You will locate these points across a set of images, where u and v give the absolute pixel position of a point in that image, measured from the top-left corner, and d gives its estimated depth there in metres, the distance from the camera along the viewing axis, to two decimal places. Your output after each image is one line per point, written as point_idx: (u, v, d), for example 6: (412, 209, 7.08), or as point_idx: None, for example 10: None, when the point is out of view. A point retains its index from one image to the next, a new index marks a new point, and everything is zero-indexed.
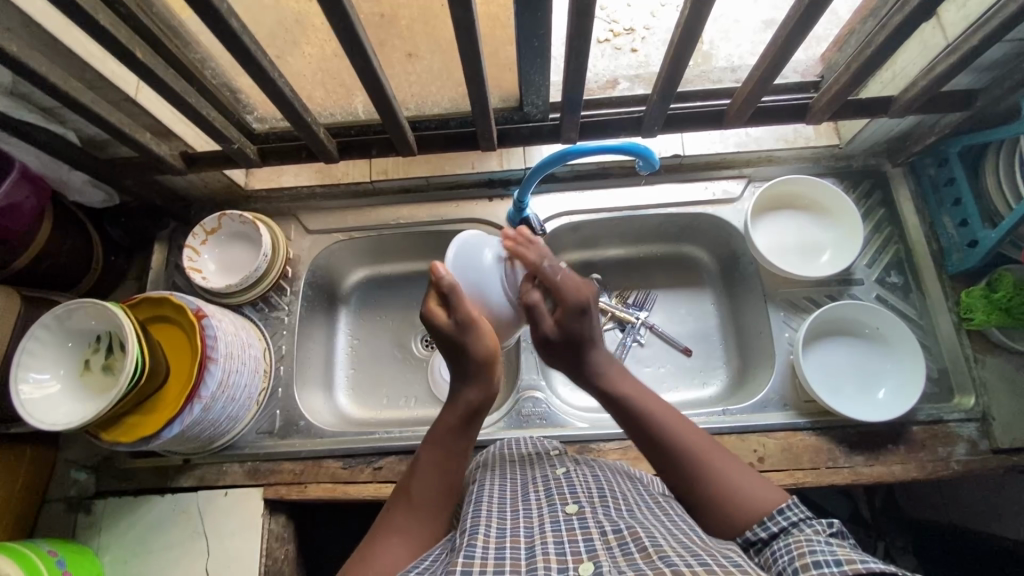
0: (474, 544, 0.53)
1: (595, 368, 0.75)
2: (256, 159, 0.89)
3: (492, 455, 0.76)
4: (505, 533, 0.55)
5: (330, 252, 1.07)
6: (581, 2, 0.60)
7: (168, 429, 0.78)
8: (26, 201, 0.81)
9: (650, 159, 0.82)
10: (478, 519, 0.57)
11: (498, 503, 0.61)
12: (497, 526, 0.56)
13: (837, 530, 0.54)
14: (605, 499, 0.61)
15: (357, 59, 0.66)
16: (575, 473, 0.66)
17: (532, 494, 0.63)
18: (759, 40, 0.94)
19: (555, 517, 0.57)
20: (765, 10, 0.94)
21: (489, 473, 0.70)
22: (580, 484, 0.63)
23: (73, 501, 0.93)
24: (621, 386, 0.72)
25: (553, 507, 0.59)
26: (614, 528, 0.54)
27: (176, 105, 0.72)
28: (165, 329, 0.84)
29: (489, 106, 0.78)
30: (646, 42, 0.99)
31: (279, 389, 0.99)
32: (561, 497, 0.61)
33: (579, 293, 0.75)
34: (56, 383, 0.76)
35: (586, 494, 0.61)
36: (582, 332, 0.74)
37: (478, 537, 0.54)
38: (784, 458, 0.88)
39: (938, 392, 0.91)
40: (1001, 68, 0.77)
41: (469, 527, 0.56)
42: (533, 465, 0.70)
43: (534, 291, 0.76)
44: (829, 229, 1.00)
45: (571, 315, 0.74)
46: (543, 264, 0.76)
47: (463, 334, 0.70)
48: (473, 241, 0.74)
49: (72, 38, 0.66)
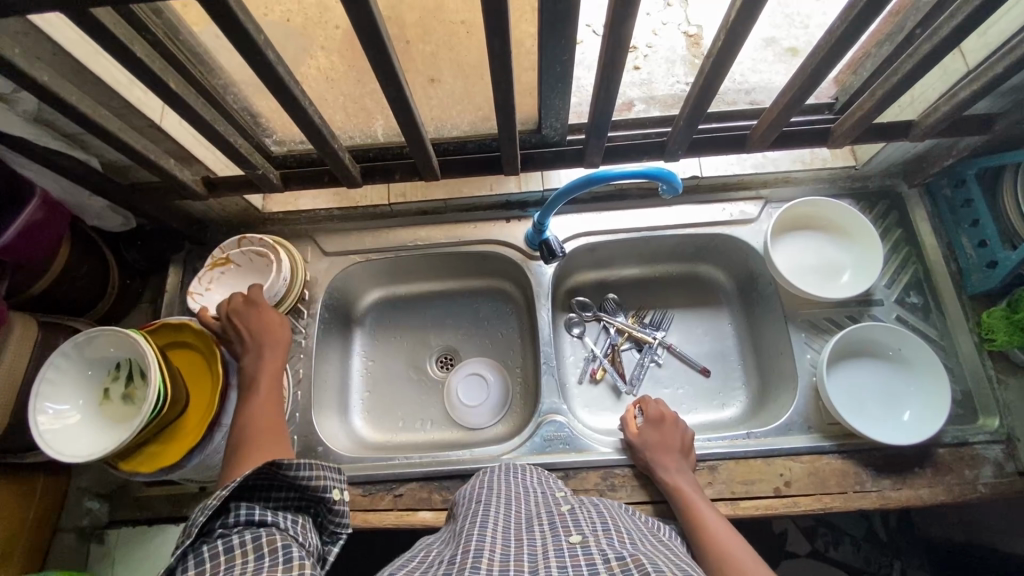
0: (479, 566, 0.53)
1: (673, 477, 0.83)
2: (278, 184, 0.88)
3: (483, 481, 0.76)
4: (509, 558, 0.55)
5: (347, 275, 1.07)
6: (617, 32, 0.61)
7: (187, 459, 0.77)
8: (46, 227, 0.81)
9: (674, 183, 0.82)
10: (484, 541, 0.57)
11: (500, 529, 0.61)
12: (500, 551, 0.56)
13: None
14: (608, 531, 0.60)
15: (389, 87, 0.66)
16: (580, 510, 0.66)
17: (536, 525, 0.63)
18: (759, 57, 0.98)
19: (559, 545, 0.57)
20: (766, 26, 0.98)
21: (491, 493, 0.70)
22: (585, 518, 0.63)
23: (86, 532, 0.91)
24: (689, 495, 0.80)
25: (557, 536, 0.59)
26: (618, 555, 0.54)
27: (204, 132, 0.71)
28: (184, 354, 0.83)
29: (514, 132, 0.78)
30: (648, 60, 1.02)
31: (297, 415, 0.97)
32: (566, 528, 0.61)
33: (662, 406, 0.92)
34: (75, 413, 0.74)
35: (591, 527, 0.61)
36: (676, 440, 0.87)
37: (482, 558, 0.54)
38: (811, 482, 0.87)
39: (962, 414, 0.91)
40: (1020, 93, 0.78)
41: (472, 548, 0.56)
42: (537, 499, 0.70)
43: (633, 411, 0.94)
44: (847, 250, 1.00)
45: (656, 425, 0.89)
46: (647, 398, 0.96)
47: (243, 312, 0.85)
48: (473, 386, 1.09)
49: (101, 65, 0.65)
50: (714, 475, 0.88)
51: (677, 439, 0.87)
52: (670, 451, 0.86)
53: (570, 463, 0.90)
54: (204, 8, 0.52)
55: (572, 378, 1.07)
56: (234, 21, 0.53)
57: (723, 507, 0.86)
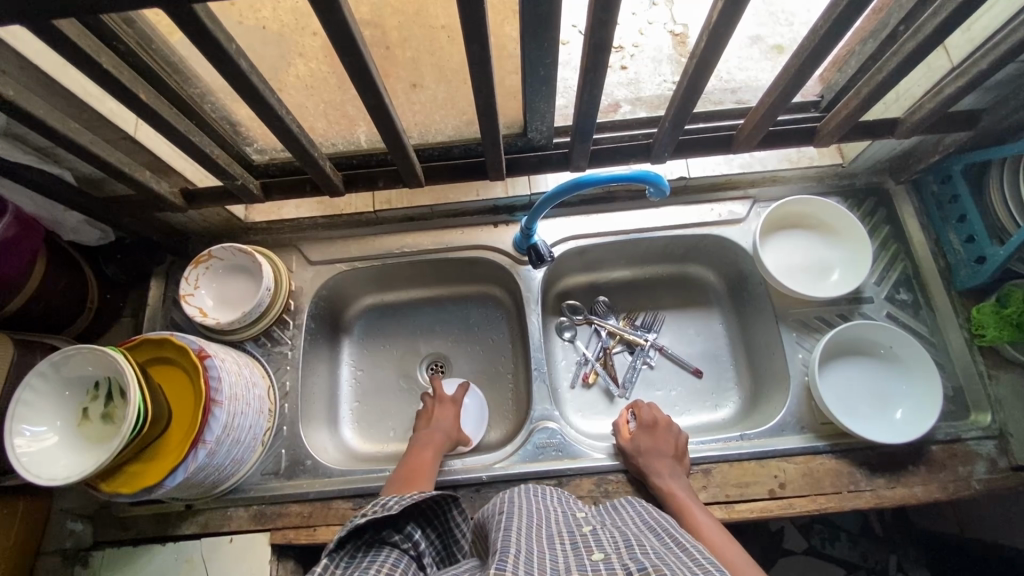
0: (505, 560, 0.53)
1: (667, 484, 0.82)
2: (259, 194, 0.87)
3: (508, 496, 0.74)
4: (533, 564, 0.55)
5: (333, 283, 1.05)
6: (598, 37, 0.60)
7: (170, 478, 0.75)
8: (19, 243, 0.78)
9: (661, 186, 0.81)
10: (509, 545, 0.57)
11: (524, 538, 0.60)
12: (524, 557, 0.55)
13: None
14: (631, 547, 0.58)
15: (368, 95, 0.65)
16: (602, 530, 0.65)
17: (558, 542, 0.61)
18: (745, 56, 0.98)
19: (581, 562, 0.56)
20: (750, 25, 0.98)
21: (515, 507, 0.69)
22: (607, 538, 0.62)
23: (70, 555, 0.89)
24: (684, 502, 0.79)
25: (578, 556, 0.58)
26: (640, 567, 0.52)
27: (178, 143, 0.70)
28: (166, 371, 0.81)
29: (498, 137, 0.77)
30: (634, 60, 1.02)
31: (284, 428, 0.96)
32: (587, 546, 0.60)
33: (654, 409, 0.91)
34: (53, 435, 0.72)
35: (613, 545, 0.60)
36: (671, 444, 0.86)
37: (508, 558, 0.55)
38: (806, 483, 0.86)
39: (953, 410, 0.90)
40: (1005, 89, 0.78)
41: (501, 550, 0.56)
42: (558, 518, 0.69)
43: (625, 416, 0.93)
44: (836, 248, 1.00)
45: (650, 429, 0.88)
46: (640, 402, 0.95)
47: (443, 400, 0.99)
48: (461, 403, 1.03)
49: (71, 78, 0.64)
50: (707, 479, 0.87)
51: (672, 443, 0.87)
52: (660, 455, 0.85)
53: (562, 471, 0.89)
54: (173, 18, 0.50)
55: (564, 383, 1.06)
56: (204, 31, 0.52)
57: (718, 511, 0.85)
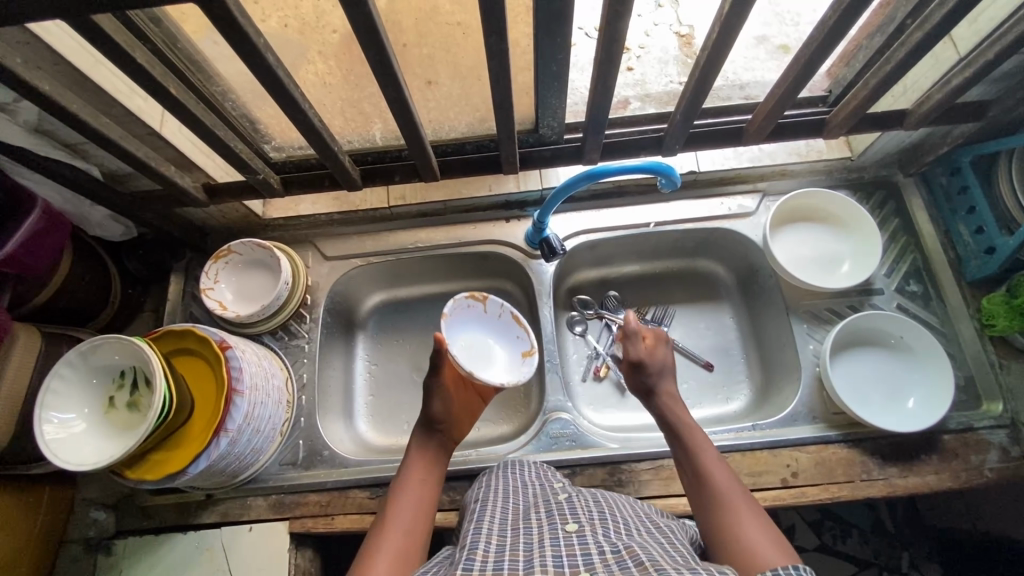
0: (473, 558, 0.53)
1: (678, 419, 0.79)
2: (279, 189, 0.89)
3: (487, 480, 0.75)
4: (504, 548, 0.55)
5: (348, 279, 1.07)
6: (612, 30, 0.62)
7: (194, 465, 0.77)
8: (48, 238, 0.81)
9: (672, 176, 0.82)
10: (479, 534, 0.58)
11: (497, 521, 0.61)
12: (495, 543, 0.56)
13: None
14: (605, 521, 0.60)
15: (389, 87, 0.67)
16: (577, 497, 0.66)
17: (533, 514, 0.63)
18: (751, 55, 0.99)
19: (555, 534, 0.57)
20: (755, 26, 1.00)
21: (493, 494, 0.69)
22: (582, 506, 0.63)
23: (92, 543, 0.91)
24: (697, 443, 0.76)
25: (553, 525, 0.59)
26: (613, 547, 0.53)
27: (203, 137, 0.72)
28: (189, 361, 0.83)
29: (512, 131, 0.79)
30: (640, 61, 1.03)
31: (302, 419, 0.97)
32: (561, 516, 0.61)
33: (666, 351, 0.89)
34: (80, 422, 0.74)
35: (587, 516, 0.61)
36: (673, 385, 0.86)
37: (477, 550, 0.55)
38: (818, 472, 0.87)
39: (965, 400, 0.91)
40: (1011, 80, 0.80)
41: (469, 541, 0.57)
42: (536, 491, 0.70)
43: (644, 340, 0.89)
44: (845, 241, 1.01)
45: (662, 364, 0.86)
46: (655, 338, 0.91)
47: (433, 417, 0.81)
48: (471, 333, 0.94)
49: (101, 75, 0.66)
50: None
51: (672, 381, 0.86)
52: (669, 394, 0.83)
53: (576, 460, 0.90)
54: (205, 13, 0.53)
55: (576, 376, 1.07)
56: (235, 26, 0.54)
57: None
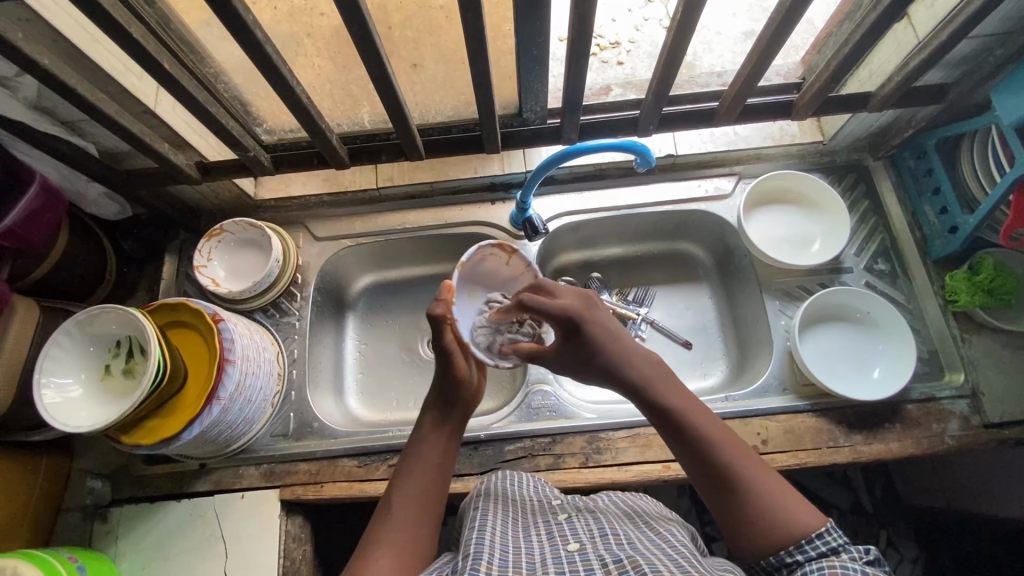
0: (478, 569, 0.54)
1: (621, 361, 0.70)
2: (269, 167, 0.92)
3: (484, 485, 0.76)
4: (508, 563, 0.56)
5: (338, 258, 1.10)
6: (581, 9, 0.65)
7: (187, 430, 0.80)
8: (46, 214, 0.83)
9: (648, 156, 0.86)
10: (482, 545, 0.58)
11: (500, 534, 0.62)
12: (499, 556, 0.57)
13: (874, 558, 0.55)
14: (606, 536, 0.61)
15: (373, 65, 0.70)
16: (577, 518, 0.67)
17: (533, 535, 0.64)
18: (739, 50, 1.02)
19: (557, 554, 0.58)
20: (743, 22, 1.03)
21: (493, 502, 0.70)
22: (582, 528, 0.64)
23: (89, 510, 0.93)
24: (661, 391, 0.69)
25: (555, 546, 0.60)
26: (614, 558, 0.55)
27: (196, 112, 0.75)
28: (183, 333, 0.86)
29: (491, 111, 0.83)
30: (630, 56, 1.07)
31: (292, 392, 1.01)
32: (563, 538, 0.62)
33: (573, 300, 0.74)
34: (78, 387, 0.77)
35: (588, 535, 0.62)
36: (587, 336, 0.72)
37: (482, 562, 0.56)
38: (787, 440, 0.91)
39: (929, 371, 0.95)
40: (968, 64, 0.84)
41: (472, 551, 0.57)
42: (536, 508, 0.71)
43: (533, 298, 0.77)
44: (818, 221, 1.05)
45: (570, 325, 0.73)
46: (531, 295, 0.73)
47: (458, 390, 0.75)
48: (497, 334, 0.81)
49: (97, 51, 0.69)
50: None
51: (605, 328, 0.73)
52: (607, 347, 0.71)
53: (556, 428, 0.94)
54: None
55: None
56: (223, 1, 0.57)
57: None
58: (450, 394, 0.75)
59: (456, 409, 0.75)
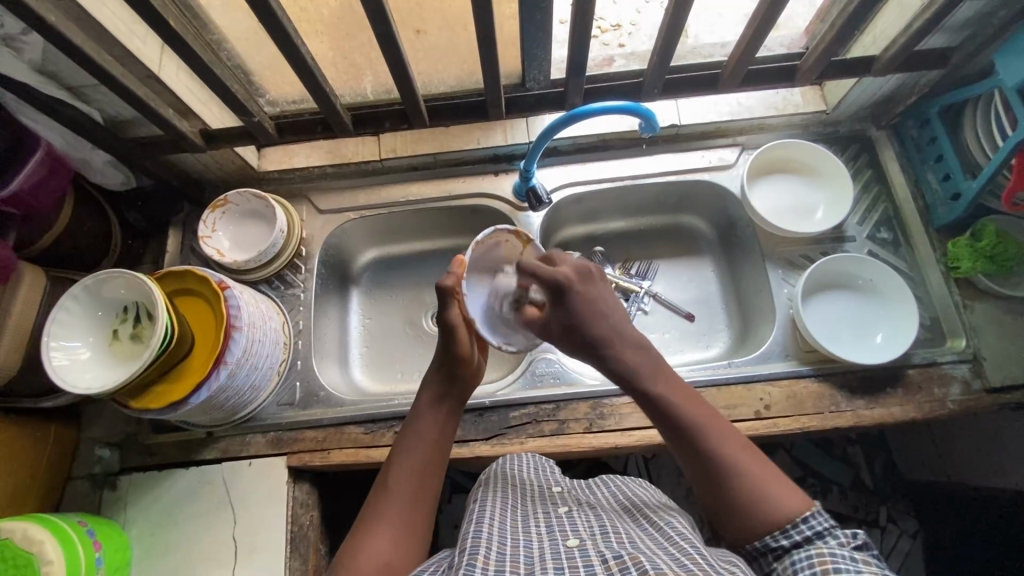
0: (473, 564, 0.53)
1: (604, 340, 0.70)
2: (273, 134, 0.92)
3: (484, 476, 0.76)
4: (505, 557, 0.55)
5: (342, 232, 1.10)
6: None
7: (195, 395, 0.81)
8: (52, 180, 0.84)
9: (652, 120, 0.86)
10: (479, 539, 0.58)
11: (498, 527, 0.62)
12: (496, 550, 0.57)
13: (861, 542, 0.54)
14: (606, 533, 0.60)
15: (379, 25, 0.70)
16: (577, 514, 0.67)
17: (533, 528, 0.63)
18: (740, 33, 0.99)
19: (556, 549, 0.58)
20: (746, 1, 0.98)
21: (491, 494, 0.70)
22: (582, 523, 0.64)
23: (97, 478, 0.94)
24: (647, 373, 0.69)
25: (554, 540, 0.60)
26: (614, 554, 0.54)
27: (201, 74, 0.75)
28: (189, 301, 0.87)
29: (496, 76, 0.83)
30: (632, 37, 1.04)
31: (298, 362, 1.01)
32: (562, 533, 0.61)
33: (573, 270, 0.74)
34: (86, 349, 0.78)
35: (588, 531, 0.61)
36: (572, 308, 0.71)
37: (478, 556, 0.55)
38: (790, 405, 0.92)
39: (931, 337, 0.95)
40: (972, 27, 0.84)
41: (468, 546, 0.56)
42: (535, 499, 0.71)
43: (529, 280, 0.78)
44: (821, 190, 1.05)
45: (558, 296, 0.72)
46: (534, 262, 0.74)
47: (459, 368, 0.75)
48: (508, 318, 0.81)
49: (102, 12, 0.69)
50: None
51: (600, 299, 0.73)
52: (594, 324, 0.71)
53: (560, 395, 0.95)
54: None
55: None
56: None
57: None
58: (454, 370, 0.75)
59: (458, 384, 0.75)
